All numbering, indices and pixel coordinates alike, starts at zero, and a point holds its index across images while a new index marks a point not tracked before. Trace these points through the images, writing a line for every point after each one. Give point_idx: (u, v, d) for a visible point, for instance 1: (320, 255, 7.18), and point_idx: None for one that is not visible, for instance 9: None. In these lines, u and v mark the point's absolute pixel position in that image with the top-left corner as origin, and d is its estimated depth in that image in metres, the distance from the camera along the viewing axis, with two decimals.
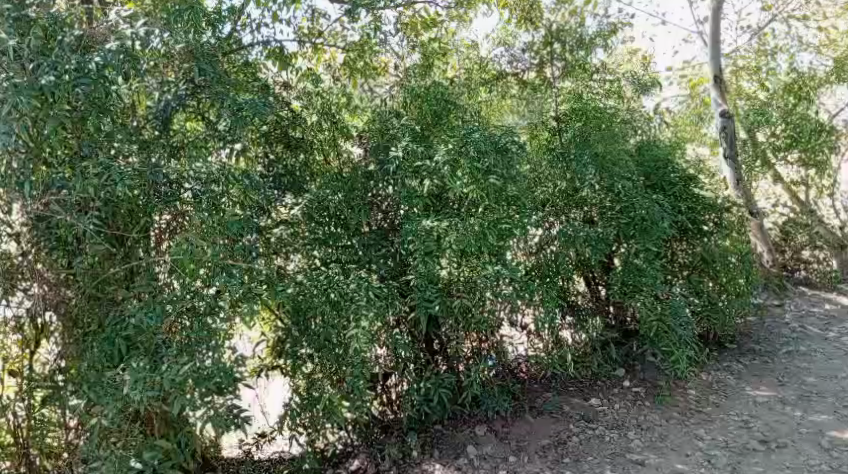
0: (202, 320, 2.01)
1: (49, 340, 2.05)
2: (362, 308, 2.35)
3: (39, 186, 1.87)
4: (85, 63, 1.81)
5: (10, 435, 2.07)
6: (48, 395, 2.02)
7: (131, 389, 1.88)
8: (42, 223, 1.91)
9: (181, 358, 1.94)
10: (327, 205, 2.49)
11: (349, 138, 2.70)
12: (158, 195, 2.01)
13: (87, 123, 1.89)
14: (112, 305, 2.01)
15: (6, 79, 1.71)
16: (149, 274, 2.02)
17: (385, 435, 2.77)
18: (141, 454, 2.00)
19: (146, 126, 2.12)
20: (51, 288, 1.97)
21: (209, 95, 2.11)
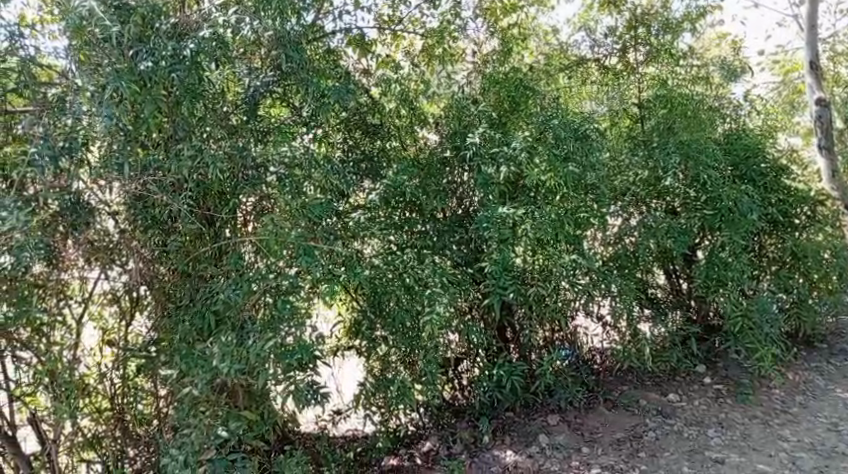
0: (286, 299, 2.07)
1: (143, 314, 2.16)
2: (437, 294, 2.42)
3: (137, 168, 1.94)
4: (179, 50, 1.91)
5: (107, 399, 2.17)
6: (142, 365, 2.13)
7: (220, 362, 1.99)
8: (140, 202, 1.98)
9: (266, 334, 2.03)
10: (404, 190, 2.50)
11: (426, 125, 2.72)
12: (244, 178, 2.08)
13: (181, 107, 1.95)
14: (201, 281, 2.11)
15: (109, 65, 1.85)
16: (237, 254, 2.10)
17: (457, 419, 2.81)
18: (228, 424, 2.10)
19: (234, 112, 2.12)
20: (145, 264, 2.07)
21: (294, 81, 2.17)
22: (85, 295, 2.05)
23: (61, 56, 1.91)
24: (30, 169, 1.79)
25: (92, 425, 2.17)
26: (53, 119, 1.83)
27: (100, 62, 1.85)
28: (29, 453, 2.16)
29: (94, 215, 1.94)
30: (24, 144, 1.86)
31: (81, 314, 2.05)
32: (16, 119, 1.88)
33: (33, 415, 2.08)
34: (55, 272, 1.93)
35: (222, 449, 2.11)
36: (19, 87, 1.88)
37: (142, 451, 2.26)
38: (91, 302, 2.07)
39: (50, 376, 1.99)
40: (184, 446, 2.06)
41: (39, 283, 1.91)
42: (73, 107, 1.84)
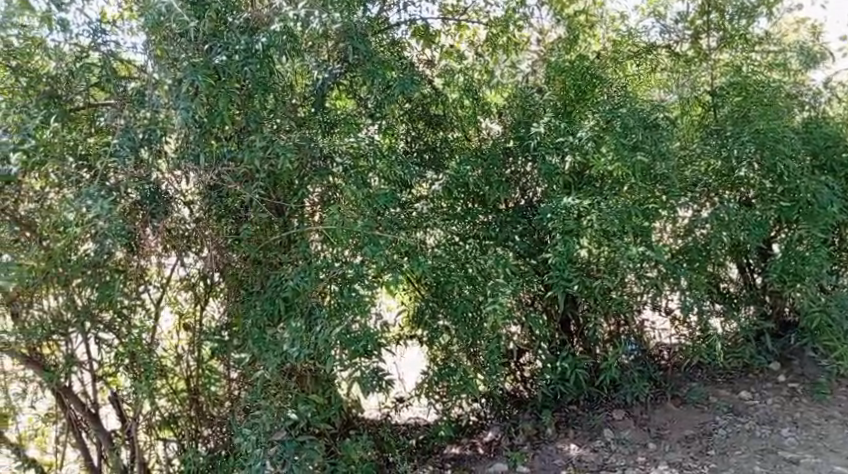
0: (351, 287, 2.12)
1: (215, 299, 2.23)
2: (499, 285, 2.43)
3: (212, 159, 2.00)
4: (252, 44, 1.97)
5: (183, 381, 2.25)
6: (215, 349, 2.21)
7: (290, 347, 2.05)
8: (214, 192, 2.04)
9: (332, 322, 2.08)
10: (467, 180, 2.52)
11: (491, 115, 2.70)
12: (313, 169, 2.13)
13: (253, 100, 2.01)
14: (271, 268, 2.16)
15: (185, 59, 1.91)
16: (305, 243, 2.15)
17: (519, 410, 2.82)
18: (297, 406, 2.16)
19: (301, 105, 2.18)
20: (218, 251, 2.12)
21: (361, 73, 2.20)
22: (162, 280, 2.13)
23: (139, 51, 1.98)
24: (112, 160, 1.91)
25: (168, 406, 2.24)
26: (132, 112, 1.94)
27: (177, 56, 1.92)
28: (110, 430, 2.29)
29: (171, 205, 2.02)
30: (106, 137, 1.96)
31: (159, 298, 2.15)
32: (99, 111, 1.97)
33: (116, 394, 2.20)
34: (137, 257, 2.01)
35: (292, 430, 2.17)
36: (101, 81, 1.97)
37: (216, 431, 2.31)
38: (169, 286, 2.17)
39: (131, 358, 2.10)
40: (255, 427, 2.12)
41: (120, 268, 1.99)
42: (151, 100, 1.93)
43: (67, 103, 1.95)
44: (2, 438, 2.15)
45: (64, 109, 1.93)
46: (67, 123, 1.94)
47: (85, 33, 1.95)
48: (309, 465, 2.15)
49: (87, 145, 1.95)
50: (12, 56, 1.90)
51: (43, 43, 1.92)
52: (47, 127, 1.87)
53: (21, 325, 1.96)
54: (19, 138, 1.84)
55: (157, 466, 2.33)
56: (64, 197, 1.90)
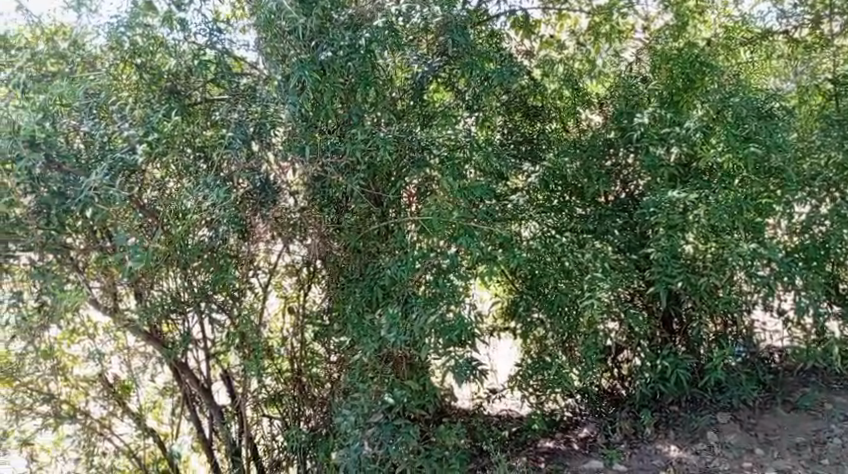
0: (446, 277, 2.17)
1: (318, 284, 2.33)
2: (597, 279, 2.40)
3: (317, 150, 2.07)
4: (356, 39, 2.04)
5: (288, 361, 2.38)
6: (318, 333, 2.33)
7: (388, 332, 2.13)
8: (319, 183, 2.12)
9: (428, 310, 2.13)
10: (565, 173, 2.53)
11: (591, 106, 2.65)
12: (411, 160, 2.17)
13: (356, 94, 2.09)
14: (370, 257, 2.24)
15: (294, 56, 2.01)
16: (401, 234, 2.20)
17: (616, 408, 2.78)
18: (393, 390, 2.24)
19: (401, 98, 2.22)
20: (322, 240, 2.21)
21: (459, 66, 2.22)
22: (270, 266, 2.24)
23: (248, 49, 2.11)
24: (226, 152, 1.98)
25: (274, 385, 2.38)
26: (246, 106, 2.04)
27: (287, 53, 2.02)
28: (221, 404, 2.43)
29: (280, 194, 2.10)
30: (221, 130, 2.03)
31: (267, 283, 2.26)
32: (215, 106, 2.05)
33: (226, 372, 2.37)
34: (248, 243, 2.11)
35: (389, 413, 2.24)
36: (217, 77, 2.07)
37: (317, 412, 2.39)
38: (275, 272, 2.27)
39: (241, 338, 2.24)
40: (354, 408, 2.22)
41: (233, 254, 2.10)
42: (262, 96, 2.05)
43: (186, 98, 2.04)
44: (125, 409, 2.35)
45: (184, 103, 2.02)
46: (185, 116, 2.02)
47: (202, 32, 2.07)
48: (404, 449, 2.22)
49: (203, 137, 2.02)
50: (136, 54, 2.00)
51: (163, 43, 2.02)
52: (169, 121, 1.97)
53: (144, 304, 2.11)
54: (144, 131, 1.93)
55: (262, 441, 2.45)
56: (183, 186, 1.99)
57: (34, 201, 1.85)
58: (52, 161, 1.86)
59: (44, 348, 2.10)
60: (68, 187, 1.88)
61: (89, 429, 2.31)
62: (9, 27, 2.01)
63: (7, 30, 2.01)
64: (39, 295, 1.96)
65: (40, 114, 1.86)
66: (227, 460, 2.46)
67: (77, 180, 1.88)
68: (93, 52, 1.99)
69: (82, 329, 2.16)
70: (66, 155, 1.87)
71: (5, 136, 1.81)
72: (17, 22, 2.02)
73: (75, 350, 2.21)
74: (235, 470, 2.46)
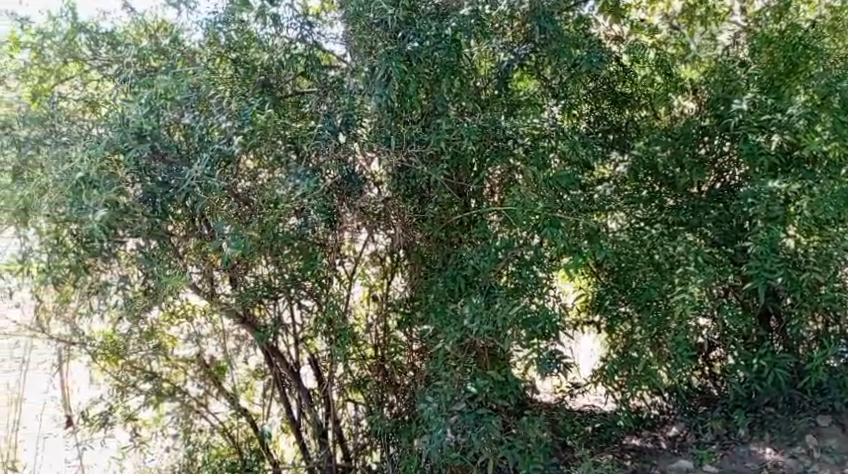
0: (530, 268, 2.17)
1: (401, 274, 2.36)
2: (690, 272, 2.33)
3: (402, 140, 2.09)
4: (442, 29, 2.04)
5: (371, 348, 2.41)
6: (401, 320, 2.37)
7: (470, 322, 2.13)
8: (403, 173, 2.15)
9: (511, 300, 2.13)
10: (655, 161, 2.47)
11: (685, 92, 2.54)
12: (496, 149, 2.16)
13: (441, 84, 2.08)
14: (451, 247, 2.26)
15: (381, 47, 2.02)
16: (484, 224, 2.21)
17: (707, 408, 2.71)
18: (476, 380, 2.25)
19: (486, 87, 2.21)
20: (405, 230, 2.25)
21: (546, 53, 2.20)
22: (355, 255, 2.30)
23: (337, 41, 2.15)
24: (315, 143, 2.02)
25: (358, 370, 2.43)
26: (334, 98, 2.09)
27: (375, 45, 2.03)
28: (309, 388, 2.51)
29: (365, 185, 2.14)
30: (310, 122, 2.08)
31: (353, 271, 2.32)
32: (304, 99, 2.12)
33: (313, 356, 2.43)
34: (335, 232, 2.16)
35: (471, 403, 2.25)
36: (307, 70, 2.12)
37: (401, 398, 2.43)
38: (362, 261, 2.33)
39: (328, 324, 2.30)
40: (437, 395, 2.26)
41: (320, 241, 2.15)
42: (349, 88, 2.09)
43: (278, 91, 2.12)
44: (221, 388, 2.45)
45: (276, 96, 2.10)
46: (278, 109, 2.09)
47: (293, 27, 2.11)
48: (486, 438, 2.23)
49: (293, 129, 2.05)
50: (232, 49, 2.10)
51: (257, 39, 2.10)
52: (262, 113, 2.02)
53: (238, 289, 2.20)
54: (239, 124, 1.99)
55: (347, 424, 2.52)
56: (276, 177, 2.05)
57: (141, 189, 1.95)
58: (157, 151, 1.96)
59: (147, 328, 2.22)
60: (171, 177, 1.98)
61: (187, 408, 2.42)
62: (115, 24, 2.12)
63: (113, 28, 2.12)
64: (145, 278, 2.07)
65: (147, 108, 1.96)
66: (314, 441, 2.54)
67: (178, 170, 1.98)
68: (193, 48, 2.10)
69: (181, 312, 2.26)
70: (168, 145, 1.98)
71: (116, 129, 1.93)
72: (122, 19, 2.14)
73: (175, 331, 2.34)
74: (322, 452, 2.53)
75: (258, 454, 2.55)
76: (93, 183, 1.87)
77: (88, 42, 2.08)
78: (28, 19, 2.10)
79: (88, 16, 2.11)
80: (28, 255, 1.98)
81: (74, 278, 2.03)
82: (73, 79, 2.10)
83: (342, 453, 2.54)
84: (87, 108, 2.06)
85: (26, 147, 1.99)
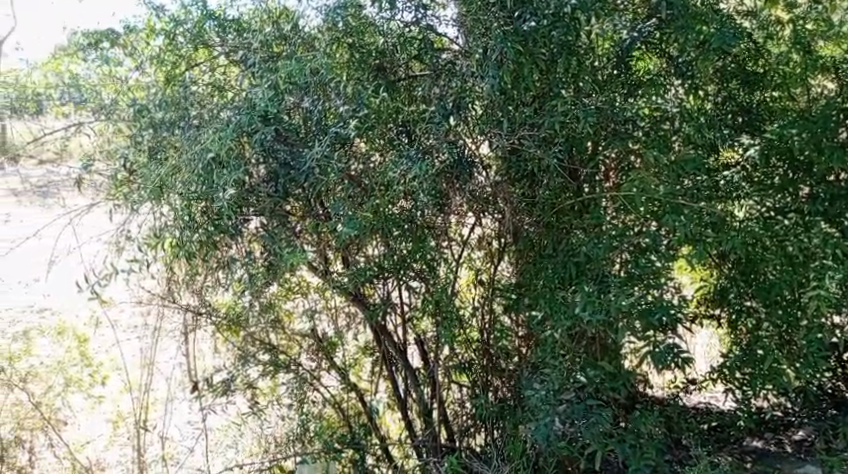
0: (646, 257, 2.10)
1: (505, 258, 2.35)
2: (827, 267, 2.11)
3: (516, 123, 2.07)
4: (561, 7, 1.97)
5: (477, 331, 2.41)
6: (509, 305, 2.34)
7: (581, 310, 2.06)
8: (514, 156, 2.12)
9: (626, 290, 2.06)
10: (791, 145, 2.23)
11: (824, 72, 2.32)
12: (614, 132, 2.09)
13: (557, 65, 2.02)
14: (561, 233, 2.19)
15: (497, 28, 1.98)
16: (598, 209, 2.14)
17: (838, 410, 2.50)
18: (585, 370, 2.20)
19: (605, 66, 2.10)
20: (515, 214, 2.22)
21: (672, 29, 2.06)
22: (461, 239, 2.29)
23: (449, 24, 2.10)
24: (428, 126, 2.06)
25: (463, 353, 2.43)
26: (446, 81, 2.07)
27: (489, 26, 2.00)
28: (414, 367, 2.54)
29: (474, 167, 2.13)
30: (423, 106, 2.10)
31: (459, 255, 2.30)
32: (417, 83, 2.11)
33: (419, 337, 2.47)
34: (443, 214, 2.18)
35: (581, 392, 2.21)
36: (420, 54, 2.10)
37: (505, 383, 2.43)
38: (472, 247, 2.34)
39: (435, 306, 2.31)
40: (545, 383, 2.21)
41: (429, 224, 2.17)
42: (462, 70, 2.05)
43: (391, 75, 2.11)
44: (331, 362, 2.54)
45: (389, 80, 2.09)
46: (392, 93, 2.09)
47: (408, 10, 2.09)
48: (598, 429, 2.20)
49: (407, 112, 2.10)
50: (349, 34, 2.09)
51: (372, 23, 2.10)
52: (377, 97, 2.06)
53: (351, 269, 2.24)
54: (355, 107, 2.04)
55: (452, 406, 2.54)
56: (388, 160, 2.07)
57: (265, 170, 2.06)
58: (280, 133, 2.05)
59: (265, 303, 2.33)
60: (293, 160, 2.06)
61: (302, 380, 2.53)
62: (241, 11, 2.22)
63: (238, 14, 2.21)
64: (266, 254, 2.16)
65: (272, 92, 2.04)
66: (419, 420, 2.59)
67: (298, 153, 2.06)
68: (311, 33, 2.12)
69: (297, 287, 2.38)
70: (289, 128, 2.06)
71: (244, 112, 2.03)
72: (247, 6, 2.22)
73: (290, 306, 2.44)
74: (427, 432, 2.56)
75: (366, 428, 2.61)
76: (223, 164, 2.02)
77: (216, 29, 2.18)
78: (162, 7, 2.23)
79: (216, 3, 2.21)
80: (162, 230, 2.11)
81: (204, 253, 2.13)
82: (201, 65, 2.21)
83: (446, 433, 2.56)
84: (214, 92, 2.17)
85: (162, 129, 2.15)
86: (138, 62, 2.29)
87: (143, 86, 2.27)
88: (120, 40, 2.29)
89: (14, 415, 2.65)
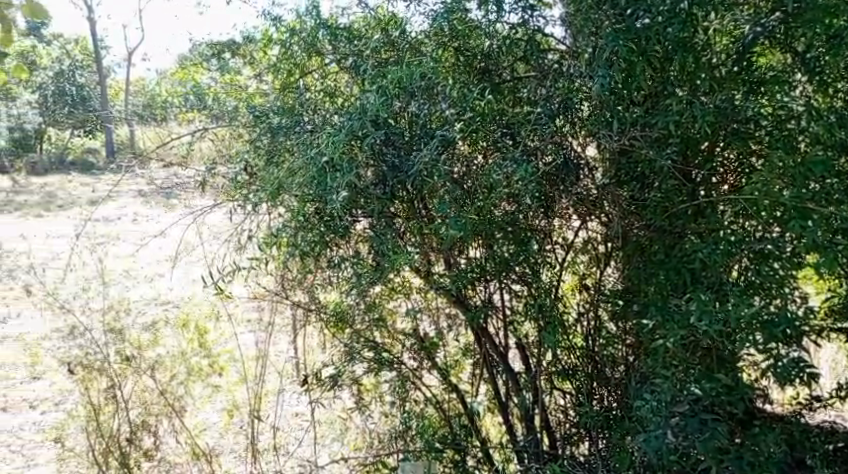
0: (768, 265, 1.97)
1: (611, 263, 2.29)
2: None
3: (626, 122, 1.99)
4: (676, 3, 1.89)
5: (581, 337, 2.38)
6: (614, 311, 2.27)
7: (698, 320, 1.92)
8: (624, 157, 2.05)
9: (746, 299, 1.94)
10: None
11: None
12: (733, 132, 1.99)
13: (671, 63, 1.94)
14: (676, 238, 2.07)
15: (607, 26, 1.91)
16: (714, 213, 2.03)
17: None
18: (700, 382, 2.07)
19: (724, 63, 1.99)
20: (624, 218, 2.13)
21: (800, 23, 1.92)
22: (566, 243, 2.27)
23: (556, 23, 2.11)
24: (534, 128, 2.04)
25: (567, 359, 2.41)
26: (553, 82, 2.06)
27: (600, 24, 1.93)
28: (516, 371, 2.55)
29: (581, 169, 2.10)
30: (528, 107, 2.10)
31: (564, 259, 2.29)
32: (522, 84, 2.11)
33: (521, 341, 2.46)
34: (547, 217, 2.17)
35: (696, 405, 2.07)
36: (526, 55, 2.11)
37: (612, 392, 2.37)
38: (575, 249, 2.29)
39: (538, 310, 2.28)
40: (656, 394, 2.11)
41: (531, 226, 2.16)
42: (570, 70, 2.05)
43: (496, 77, 2.12)
44: (433, 362, 2.58)
45: (494, 82, 2.11)
46: (497, 95, 2.10)
47: (515, 11, 2.10)
48: (715, 445, 2.05)
49: (511, 114, 2.10)
50: (454, 38, 2.13)
51: (478, 27, 2.12)
52: (482, 100, 2.06)
53: (453, 271, 2.25)
54: (460, 110, 2.06)
55: (554, 413, 2.52)
56: (492, 161, 2.06)
57: (374, 173, 2.10)
58: (389, 138, 2.08)
59: (369, 302, 2.38)
60: (400, 162, 2.09)
61: (404, 378, 2.57)
62: (350, 18, 2.29)
63: (349, 22, 2.28)
64: (374, 254, 2.21)
65: (382, 96, 2.07)
66: (521, 425, 2.58)
67: (406, 156, 2.09)
68: (418, 38, 2.17)
69: (400, 288, 2.41)
70: (396, 132, 2.09)
71: (356, 117, 2.08)
72: (356, 14, 2.29)
73: (392, 306, 2.48)
74: (529, 438, 2.54)
75: (467, 430, 2.63)
76: (336, 167, 2.07)
77: (329, 37, 2.26)
78: (280, 17, 2.33)
79: (329, 11, 2.29)
80: (278, 229, 2.21)
81: (318, 251, 2.22)
82: (313, 72, 2.29)
83: (549, 440, 2.53)
84: (326, 97, 2.25)
85: (279, 133, 2.24)
86: (257, 71, 2.45)
87: (262, 93, 2.40)
88: (240, 50, 2.48)
89: (141, 401, 2.76)
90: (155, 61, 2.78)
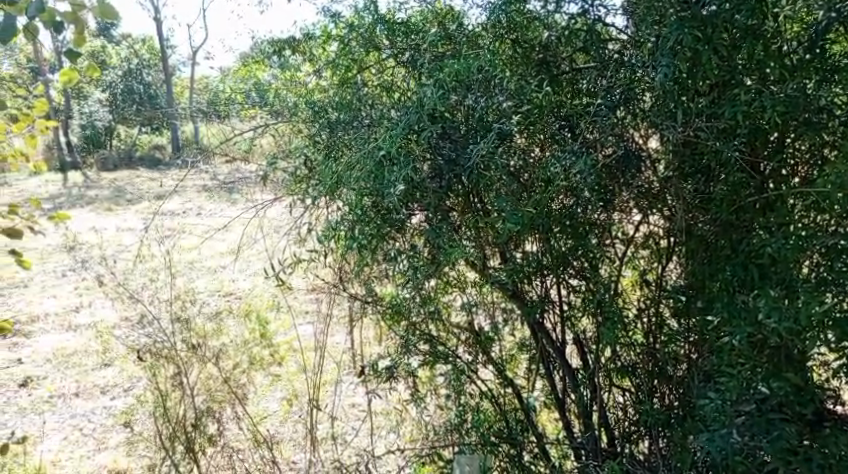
0: (843, 258, 1.83)
1: (674, 258, 2.22)
2: None
3: (690, 112, 1.92)
4: None
5: (641, 334, 2.34)
6: (677, 309, 2.22)
7: (767, 317, 1.85)
8: (689, 149, 1.99)
9: (817, 296, 1.81)
10: None
11: None
12: (806, 122, 1.87)
13: (739, 51, 1.86)
14: (747, 234, 1.97)
15: (673, 14, 1.85)
16: (785, 207, 1.91)
17: None
18: (769, 381, 1.98)
19: (795, 50, 1.91)
20: (687, 213, 2.09)
21: None
22: (627, 238, 2.23)
23: (617, 13, 2.03)
24: (594, 120, 1.99)
25: (627, 355, 2.38)
26: (613, 72, 2.00)
27: (665, 12, 1.88)
28: (573, 367, 2.56)
29: (643, 163, 2.06)
30: (590, 99, 2.05)
31: (624, 253, 2.25)
32: (582, 76, 2.07)
33: (580, 336, 2.44)
34: (607, 210, 2.12)
35: (762, 405, 2.01)
36: (586, 46, 2.03)
37: (674, 391, 2.31)
38: (633, 243, 2.25)
39: (597, 305, 2.25)
40: (721, 392, 2.07)
41: (590, 221, 2.11)
42: (632, 60, 1.99)
43: (555, 69, 2.07)
44: (488, 357, 2.58)
45: (553, 74, 2.07)
46: (556, 87, 2.07)
47: (575, 1, 2.03)
48: (785, 445, 1.98)
49: (570, 106, 2.06)
50: (511, 30, 2.12)
51: (536, 18, 2.09)
52: (540, 92, 2.04)
53: (508, 266, 2.23)
54: (517, 103, 2.04)
55: (613, 410, 2.50)
56: (550, 153, 2.04)
57: (431, 166, 2.10)
58: (445, 131, 2.09)
59: (425, 294, 2.35)
60: (457, 155, 2.09)
61: (459, 372, 2.56)
62: (409, 13, 2.29)
63: (406, 16, 2.29)
64: (433, 248, 2.21)
65: (440, 89, 2.05)
66: (579, 422, 2.58)
67: (462, 149, 2.09)
68: (476, 31, 2.17)
69: (456, 282, 2.38)
70: (452, 126, 2.09)
71: (414, 110, 2.08)
72: (414, 8, 2.30)
73: (448, 299, 2.46)
74: (587, 435, 2.54)
75: (523, 425, 2.61)
76: (393, 161, 2.07)
77: (387, 32, 2.27)
78: (339, 13, 2.38)
79: (386, 6, 2.30)
80: (337, 224, 2.25)
81: (376, 245, 2.22)
82: (371, 67, 2.31)
83: (607, 438, 2.52)
84: (383, 92, 2.26)
85: (337, 128, 2.28)
86: (316, 67, 2.48)
87: (321, 88, 2.43)
88: (299, 46, 2.52)
89: (205, 388, 2.76)
90: (220, 60, 2.94)
